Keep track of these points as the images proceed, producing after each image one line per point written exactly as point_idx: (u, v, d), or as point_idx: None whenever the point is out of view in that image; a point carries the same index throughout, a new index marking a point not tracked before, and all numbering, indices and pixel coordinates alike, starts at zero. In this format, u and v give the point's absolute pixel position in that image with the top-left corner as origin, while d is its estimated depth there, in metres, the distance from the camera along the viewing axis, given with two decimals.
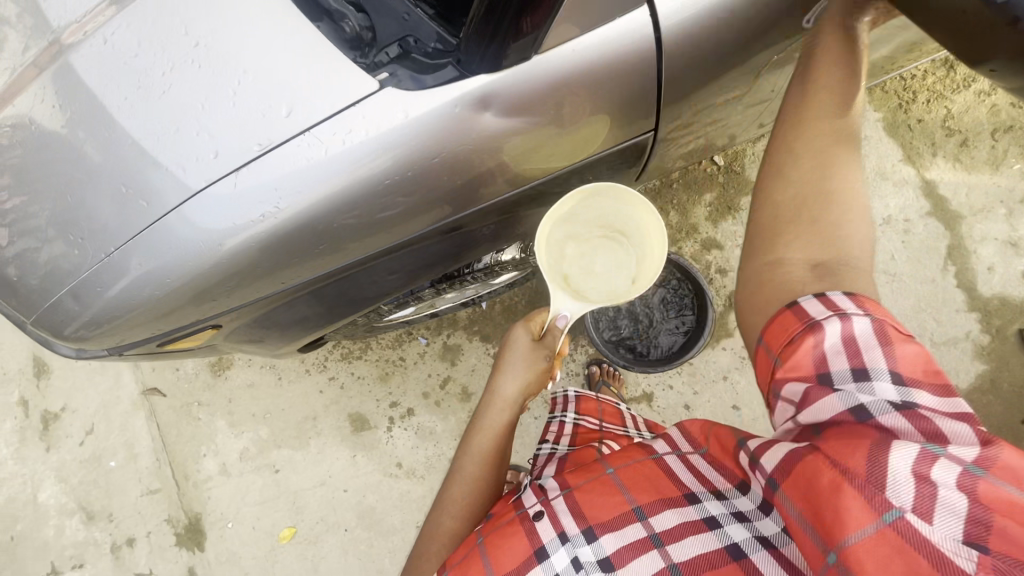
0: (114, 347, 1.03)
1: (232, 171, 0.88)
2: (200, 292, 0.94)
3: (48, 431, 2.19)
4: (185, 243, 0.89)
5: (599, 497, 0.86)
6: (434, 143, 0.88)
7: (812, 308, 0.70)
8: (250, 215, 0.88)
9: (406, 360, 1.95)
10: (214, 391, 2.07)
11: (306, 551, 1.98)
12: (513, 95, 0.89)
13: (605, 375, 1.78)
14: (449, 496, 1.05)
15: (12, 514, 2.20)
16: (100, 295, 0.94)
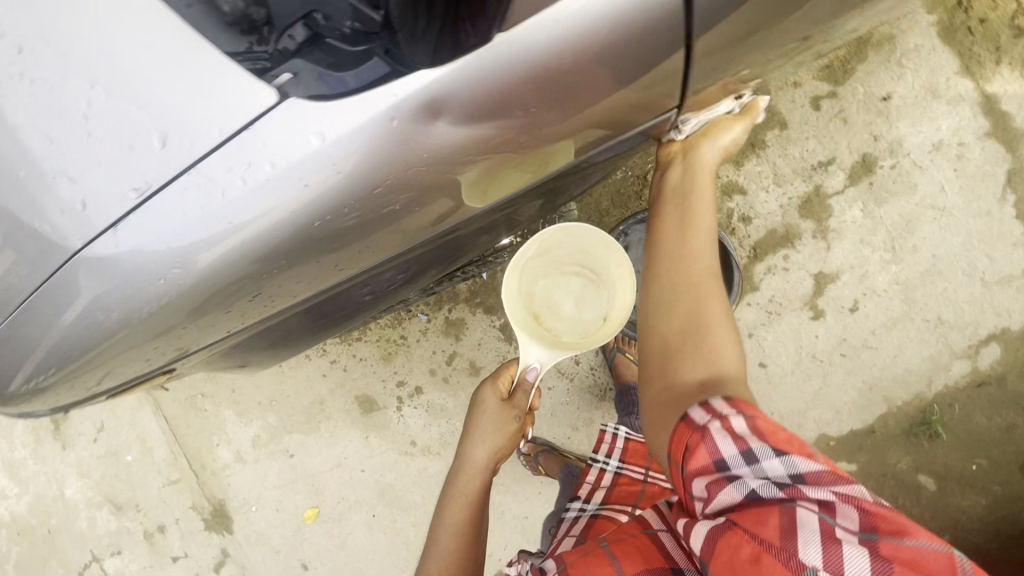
0: (56, 406, 0.97)
1: (111, 226, 0.74)
2: (119, 357, 0.84)
3: (61, 430, 2.19)
4: (80, 313, 0.77)
5: (589, 569, 0.84)
6: (371, 165, 0.74)
7: (696, 416, 0.81)
8: (150, 277, 0.75)
9: (408, 338, 1.84)
10: (217, 381, 2.01)
11: (332, 528, 2.00)
12: (476, 100, 0.74)
13: (621, 342, 1.66)
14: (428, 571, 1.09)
15: (46, 509, 2.26)
16: (26, 357, 0.82)
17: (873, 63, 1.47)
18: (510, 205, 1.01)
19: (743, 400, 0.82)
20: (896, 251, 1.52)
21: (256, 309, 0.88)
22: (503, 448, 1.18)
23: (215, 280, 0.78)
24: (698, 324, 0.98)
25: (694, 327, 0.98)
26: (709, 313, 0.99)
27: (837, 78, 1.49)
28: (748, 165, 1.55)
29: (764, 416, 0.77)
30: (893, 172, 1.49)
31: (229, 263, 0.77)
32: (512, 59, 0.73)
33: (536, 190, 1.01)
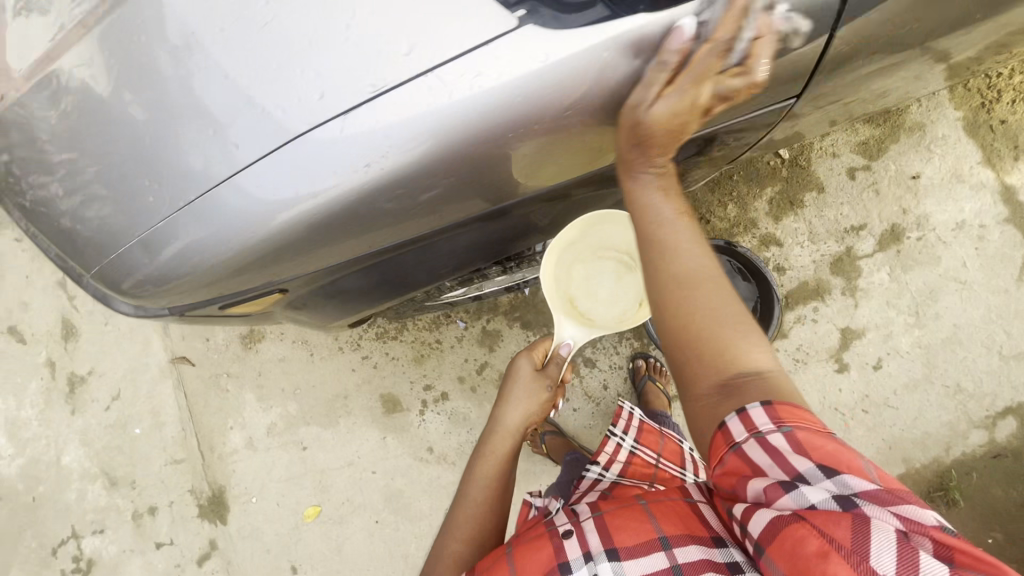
0: (176, 307, 0.97)
1: (341, 114, 0.81)
2: (280, 248, 0.88)
3: (75, 394, 2.18)
4: (283, 190, 0.83)
5: (628, 522, 0.90)
6: (577, 89, 0.82)
7: (733, 428, 0.76)
8: (357, 163, 0.82)
9: (443, 343, 1.89)
10: (245, 362, 2.03)
11: (331, 530, 1.95)
12: (678, 41, 0.82)
13: (651, 370, 1.72)
14: (456, 521, 1.09)
15: (36, 475, 2.20)
16: (173, 243, 0.88)
17: (904, 145, 1.64)
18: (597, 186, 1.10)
19: (786, 405, 0.75)
20: (919, 316, 1.62)
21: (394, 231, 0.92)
22: (536, 415, 1.18)
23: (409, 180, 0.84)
24: (715, 321, 0.82)
25: (702, 331, 0.82)
26: (713, 307, 0.82)
27: (871, 153, 1.66)
28: (786, 221, 1.68)
29: (809, 428, 0.73)
30: (919, 243, 1.62)
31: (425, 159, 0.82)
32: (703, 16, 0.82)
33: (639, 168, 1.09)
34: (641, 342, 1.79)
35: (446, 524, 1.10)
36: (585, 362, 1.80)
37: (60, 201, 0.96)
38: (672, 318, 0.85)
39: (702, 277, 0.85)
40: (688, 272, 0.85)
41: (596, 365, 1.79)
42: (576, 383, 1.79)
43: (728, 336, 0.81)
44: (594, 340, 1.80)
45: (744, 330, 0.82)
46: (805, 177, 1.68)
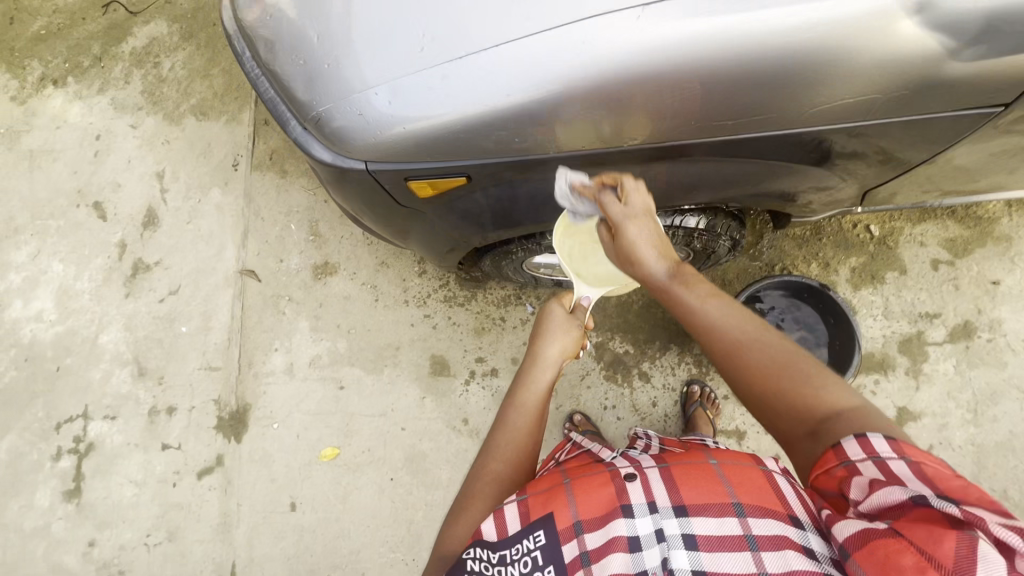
0: (375, 162, 0.97)
1: (640, 5, 0.82)
2: (519, 126, 0.89)
3: (133, 279, 2.21)
4: (555, 66, 0.84)
5: (698, 480, 0.79)
6: (857, 36, 0.81)
7: (848, 448, 0.68)
8: (639, 60, 0.83)
9: (506, 321, 1.94)
10: (309, 291, 2.07)
11: (342, 476, 1.92)
12: (949, 10, 0.80)
13: (704, 398, 1.74)
14: (494, 449, 0.97)
15: (69, 346, 2.20)
16: (424, 96, 0.87)
17: (989, 251, 1.73)
18: (751, 157, 1.01)
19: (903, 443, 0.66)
20: (976, 414, 1.65)
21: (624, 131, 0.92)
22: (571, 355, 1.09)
23: (684, 88, 0.85)
24: (775, 377, 0.76)
25: (771, 386, 0.76)
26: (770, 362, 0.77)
27: (957, 251, 1.74)
28: (864, 291, 1.75)
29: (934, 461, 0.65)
30: (989, 344, 1.68)
31: (707, 69, 0.83)
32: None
33: (808, 147, 1.00)
34: (698, 369, 1.82)
35: (483, 453, 0.97)
36: (639, 375, 1.83)
37: (293, 45, 0.96)
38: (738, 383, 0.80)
39: (752, 337, 0.79)
40: (739, 336, 0.79)
41: (649, 381, 1.82)
42: (626, 394, 1.82)
43: (792, 386, 0.75)
44: (653, 355, 1.83)
45: (810, 373, 0.75)
46: (890, 257, 1.76)
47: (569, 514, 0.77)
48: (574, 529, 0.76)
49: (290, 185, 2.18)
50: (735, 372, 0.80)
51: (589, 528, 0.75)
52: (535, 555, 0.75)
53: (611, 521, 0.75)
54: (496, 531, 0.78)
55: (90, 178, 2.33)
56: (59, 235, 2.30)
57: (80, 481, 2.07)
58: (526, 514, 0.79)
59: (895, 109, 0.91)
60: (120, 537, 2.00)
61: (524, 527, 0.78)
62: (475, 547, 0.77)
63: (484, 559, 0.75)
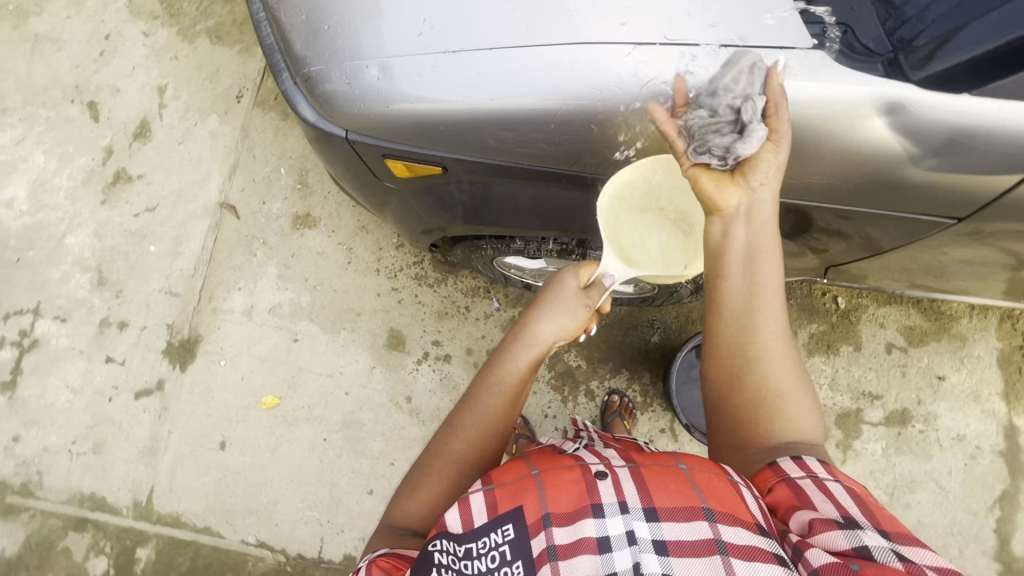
0: (353, 131, 0.97)
1: (632, 44, 0.84)
2: (496, 131, 0.90)
3: (113, 188, 2.18)
4: (541, 82, 0.85)
5: (667, 482, 0.69)
6: (827, 124, 0.84)
7: (788, 468, 0.74)
8: (620, 95, 0.84)
9: (470, 311, 1.94)
10: (285, 239, 2.06)
11: (278, 426, 1.93)
12: (916, 118, 0.82)
13: (622, 409, 1.77)
14: (460, 426, 0.89)
15: (33, 240, 2.16)
16: (410, 77, 0.87)
17: (941, 347, 1.78)
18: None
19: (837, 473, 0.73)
20: (891, 498, 1.71)
21: (598, 157, 0.93)
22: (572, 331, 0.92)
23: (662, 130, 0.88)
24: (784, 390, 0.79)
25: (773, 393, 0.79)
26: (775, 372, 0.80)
27: (913, 340, 1.79)
28: (816, 359, 1.79)
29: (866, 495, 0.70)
30: (920, 435, 1.73)
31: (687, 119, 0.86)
32: (950, 104, 0.81)
33: None
34: (642, 399, 1.84)
35: (448, 428, 0.90)
36: (586, 392, 1.85)
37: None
38: (749, 372, 0.80)
39: (775, 347, 0.80)
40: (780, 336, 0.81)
41: (593, 400, 1.85)
42: (568, 407, 1.85)
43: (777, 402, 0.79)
44: (603, 376, 1.86)
45: (797, 402, 0.80)
46: (849, 332, 1.80)
47: (538, 505, 0.67)
48: (543, 523, 0.66)
49: (289, 129, 2.15)
50: (753, 360, 0.80)
51: (559, 522, 0.65)
52: (504, 549, 0.66)
53: (580, 520, 0.65)
54: (462, 522, 0.68)
55: (90, 76, 2.28)
56: (47, 127, 2.25)
57: (17, 376, 2.05)
58: (493, 506, 0.69)
59: (858, 199, 0.94)
60: (45, 439, 2.00)
61: (491, 520, 0.68)
62: (441, 539, 0.67)
63: (451, 554, 0.66)
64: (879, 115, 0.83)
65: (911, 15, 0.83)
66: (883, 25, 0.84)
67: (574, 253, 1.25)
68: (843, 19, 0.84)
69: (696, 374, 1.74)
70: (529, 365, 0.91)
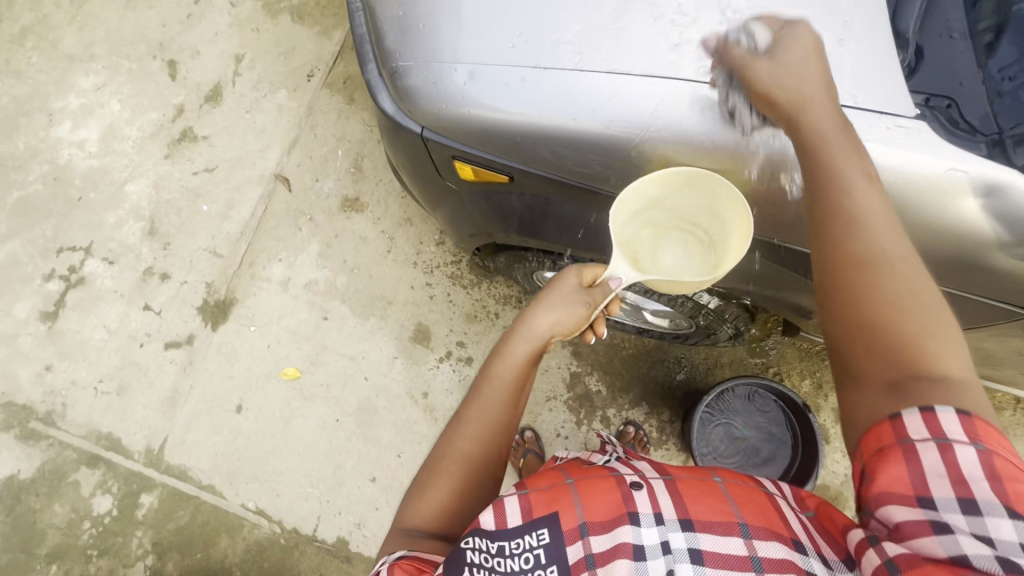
0: (429, 129, 0.98)
1: (727, 87, 0.84)
2: (573, 151, 0.90)
3: (178, 145, 2.26)
4: (629, 111, 0.85)
5: (703, 497, 0.78)
6: (916, 195, 0.82)
7: (911, 424, 0.60)
8: (704, 135, 0.85)
9: (499, 318, 1.95)
10: (331, 219, 2.10)
11: (294, 400, 1.96)
12: (1013, 205, 0.80)
13: (636, 440, 1.74)
14: (464, 421, 0.89)
15: (96, 182, 2.26)
16: (499, 86, 0.89)
17: None
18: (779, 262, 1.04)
19: (988, 425, 0.58)
20: None
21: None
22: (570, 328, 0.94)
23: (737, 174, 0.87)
24: (897, 312, 0.65)
25: (875, 320, 0.66)
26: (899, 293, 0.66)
27: None
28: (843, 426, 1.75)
29: (1007, 455, 0.57)
30: None
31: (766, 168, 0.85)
32: None
33: None
34: (658, 435, 1.81)
35: (453, 426, 0.90)
36: (602, 418, 1.83)
37: None
38: (841, 300, 0.69)
39: (896, 266, 0.68)
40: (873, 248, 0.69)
41: (608, 427, 1.82)
42: (582, 430, 1.83)
43: (910, 335, 0.64)
44: (622, 406, 1.84)
45: (935, 325, 0.65)
46: None
47: (575, 515, 0.75)
48: (580, 531, 0.73)
49: (353, 114, 2.21)
50: (848, 291, 0.69)
51: (595, 531, 0.73)
52: (538, 552, 0.72)
53: (617, 527, 0.73)
54: (495, 521, 0.74)
55: (174, 36, 2.38)
56: (127, 78, 2.36)
57: (60, 308, 2.14)
58: (530, 509, 0.76)
59: (936, 278, 0.90)
60: (74, 373, 2.07)
61: (526, 523, 0.75)
62: (474, 537, 0.72)
63: (485, 550, 0.71)
64: (976, 195, 0.80)
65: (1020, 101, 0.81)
66: (991, 107, 0.82)
67: None
68: (947, 92, 0.83)
69: (718, 418, 1.72)
70: (528, 357, 0.92)
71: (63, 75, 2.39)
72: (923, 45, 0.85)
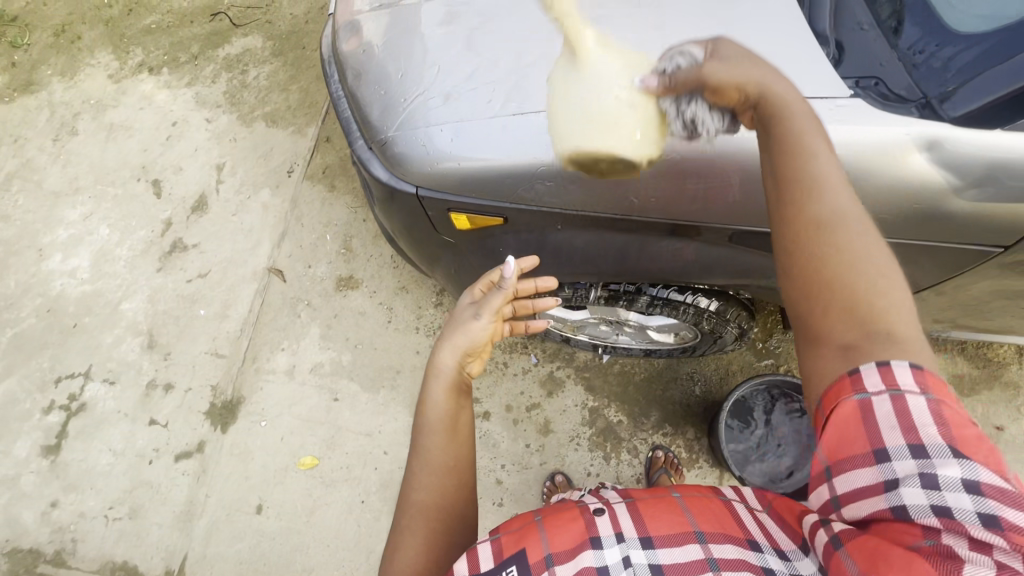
0: (423, 187, 1.06)
1: None
2: (560, 179, 0.99)
3: (169, 257, 2.32)
4: (604, 134, 0.95)
5: (662, 513, 0.79)
6: (871, 161, 0.91)
7: (867, 377, 0.58)
8: (674, 143, 0.94)
9: (509, 367, 1.94)
10: (328, 300, 2.15)
11: (315, 489, 1.90)
12: (954, 153, 0.89)
13: (667, 465, 1.72)
14: (410, 473, 0.86)
15: (90, 306, 2.28)
16: (483, 136, 0.98)
17: (996, 396, 1.74)
18: (770, 252, 1.09)
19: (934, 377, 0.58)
20: None
21: (646, 199, 1.01)
22: (478, 344, 0.92)
23: (711, 174, 0.96)
24: (853, 272, 0.64)
25: (833, 279, 0.64)
26: (855, 261, 0.64)
27: (963, 389, 1.75)
28: None
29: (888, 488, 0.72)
30: None
31: (735, 163, 0.94)
32: (985, 140, 0.88)
33: None
34: (687, 454, 1.80)
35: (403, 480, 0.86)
36: (628, 448, 1.82)
37: (376, 79, 1.10)
38: (807, 253, 0.67)
39: (862, 243, 0.65)
40: (835, 214, 0.67)
41: (637, 457, 1.81)
42: (611, 465, 1.81)
43: (859, 284, 0.63)
44: (646, 431, 1.83)
45: (889, 292, 0.63)
46: None
47: (540, 547, 0.75)
48: (545, 563, 0.73)
49: (336, 199, 2.31)
50: (814, 247, 0.66)
51: (560, 560, 0.73)
52: None
53: (580, 553, 0.74)
54: (467, 566, 0.73)
55: (156, 158, 2.51)
56: (114, 203, 2.45)
57: (62, 439, 2.09)
58: (500, 551, 0.75)
59: (909, 231, 0.98)
60: (82, 504, 1.99)
61: (497, 565, 0.74)
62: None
63: None
64: (922, 151, 0.90)
65: (938, 68, 0.92)
66: (912, 76, 0.94)
67: (622, 298, 1.32)
68: (872, 73, 0.95)
69: (740, 426, 1.73)
70: (447, 392, 0.90)
71: (51, 211, 2.47)
72: (841, 40, 0.98)
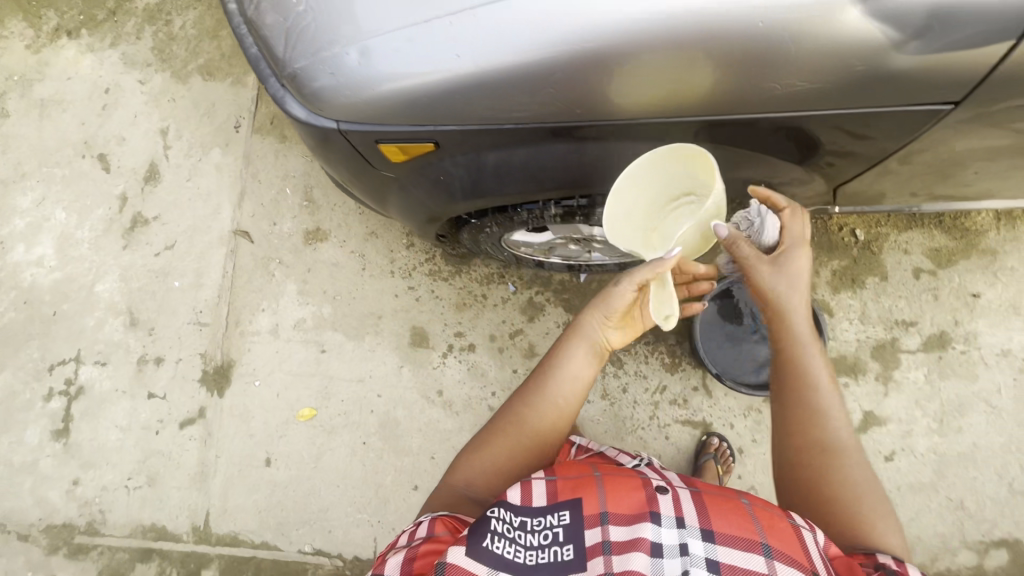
0: (341, 119, 1.01)
1: None
2: (480, 90, 0.93)
3: (132, 232, 2.27)
4: (518, 32, 0.87)
5: (727, 510, 0.81)
6: (804, 24, 0.86)
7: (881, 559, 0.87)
8: (594, 33, 0.87)
9: (488, 298, 1.97)
10: (299, 256, 2.11)
11: (317, 437, 1.97)
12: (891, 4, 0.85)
13: (718, 452, 1.70)
14: (528, 402, 1.11)
15: (65, 293, 2.26)
16: (393, 52, 0.91)
17: (973, 264, 1.74)
18: (716, 142, 1.07)
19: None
20: (942, 424, 1.66)
21: (577, 101, 0.96)
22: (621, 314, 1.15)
23: (642, 63, 0.90)
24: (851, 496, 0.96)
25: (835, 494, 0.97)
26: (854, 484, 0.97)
27: (941, 261, 1.75)
28: (844, 294, 1.75)
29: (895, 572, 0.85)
30: (962, 356, 1.69)
31: (665, 47, 0.88)
32: None
33: (768, 135, 1.05)
34: (671, 360, 1.83)
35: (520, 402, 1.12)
36: (612, 362, 1.85)
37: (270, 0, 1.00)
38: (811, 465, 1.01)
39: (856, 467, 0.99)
40: (837, 445, 1.01)
41: (621, 369, 1.84)
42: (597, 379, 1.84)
43: (854, 500, 0.96)
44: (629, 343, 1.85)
45: (878, 511, 0.94)
46: (873, 263, 1.76)
47: (597, 503, 0.81)
48: (599, 518, 0.79)
49: (289, 150, 2.22)
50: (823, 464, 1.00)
51: (615, 521, 0.78)
52: (557, 530, 0.79)
53: (637, 523, 0.78)
54: (521, 498, 0.83)
55: (96, 130, 2.38)
56: (64, 184, 2.36)
57: (68, 422, 2.15)
58: (555, 493, 0.84)
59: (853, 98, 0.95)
60: (102, 479, 2.08)
61: (550, 505, 0.83)
62: (499, 507, 0.81)
63: (506, 519, 0.80)
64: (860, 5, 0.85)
65: None
66: None
67: (579, 214, 1.25)
68: None
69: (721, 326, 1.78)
70: (582, 355, 1.16)
71: (2, 201, 2.38)
72: None
